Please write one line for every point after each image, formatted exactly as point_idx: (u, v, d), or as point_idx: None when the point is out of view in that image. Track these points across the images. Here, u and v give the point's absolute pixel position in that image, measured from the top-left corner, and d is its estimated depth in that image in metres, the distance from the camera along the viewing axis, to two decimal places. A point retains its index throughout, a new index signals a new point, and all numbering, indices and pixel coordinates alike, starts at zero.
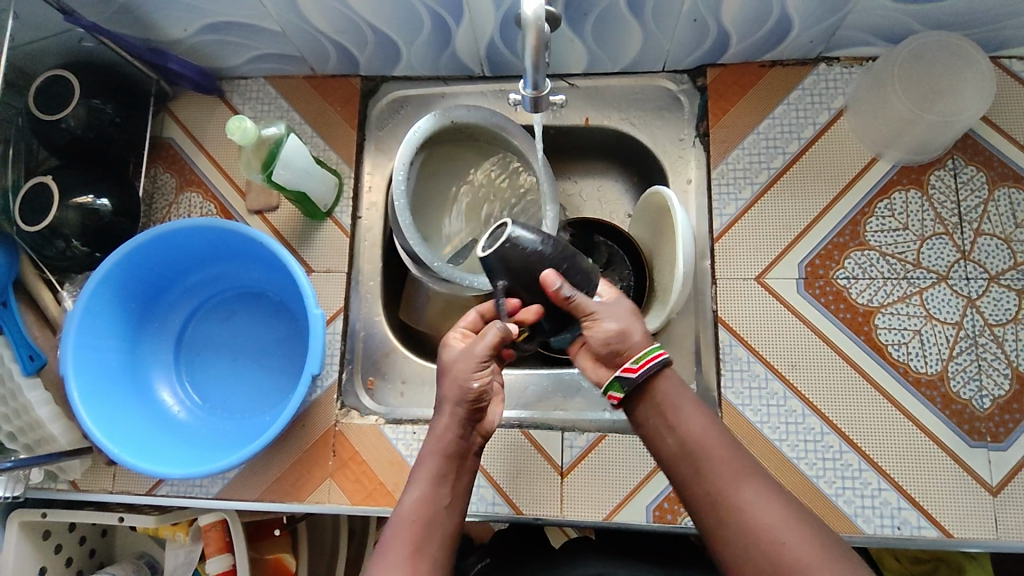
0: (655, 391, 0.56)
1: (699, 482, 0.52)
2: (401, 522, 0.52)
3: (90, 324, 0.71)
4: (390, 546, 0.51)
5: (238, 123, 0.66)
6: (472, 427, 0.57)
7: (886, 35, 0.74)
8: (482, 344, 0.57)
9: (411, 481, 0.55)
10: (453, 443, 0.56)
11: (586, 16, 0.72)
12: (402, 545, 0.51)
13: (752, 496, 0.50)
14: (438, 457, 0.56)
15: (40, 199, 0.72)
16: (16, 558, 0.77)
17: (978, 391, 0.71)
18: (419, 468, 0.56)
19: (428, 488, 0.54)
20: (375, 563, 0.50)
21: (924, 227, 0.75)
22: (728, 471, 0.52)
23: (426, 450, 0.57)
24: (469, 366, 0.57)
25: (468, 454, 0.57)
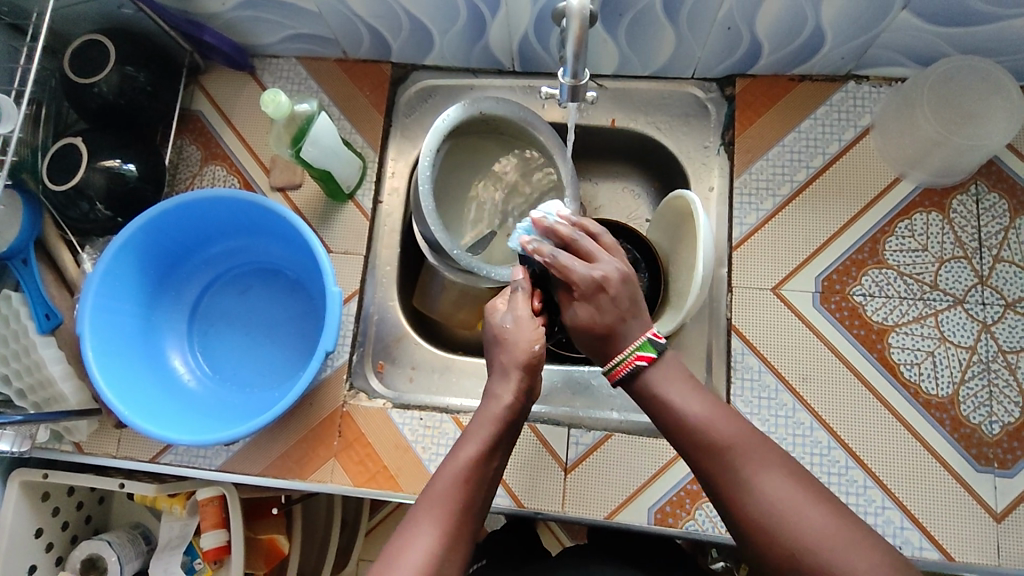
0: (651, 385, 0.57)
1: (709, 468, 0.52)
2: (448, 479, 0.53)
3: (109, 285, 0.71)
4: (430, 499, 0.52)
5: (272, 96, 0.67)
6: (529, 395, 0.59)
7: (918, 56, 0.74)
8: (519, 302, 0.62)
9: (462, 440, 0.56)
10: (510, 414, 0.57)
11: (621, 17, 0.73)
12: (445, 499, 0.51)
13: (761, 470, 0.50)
14: (492, 423, 0.56)
15: (67, 160, 0.72)
16: (15, 517, 0.77)
17: (988, 417, 0.71)
18: (472, 429, 0.56)
19: (480, 449, 0.55)
20: (415, 511, 0.51)
21: (943, 250, 0.75)
22: (736, 454, 0.51)
23: (481, 416, 0.57)
24: (517, 326, 0.60)
25: (520, 422, 0.59)
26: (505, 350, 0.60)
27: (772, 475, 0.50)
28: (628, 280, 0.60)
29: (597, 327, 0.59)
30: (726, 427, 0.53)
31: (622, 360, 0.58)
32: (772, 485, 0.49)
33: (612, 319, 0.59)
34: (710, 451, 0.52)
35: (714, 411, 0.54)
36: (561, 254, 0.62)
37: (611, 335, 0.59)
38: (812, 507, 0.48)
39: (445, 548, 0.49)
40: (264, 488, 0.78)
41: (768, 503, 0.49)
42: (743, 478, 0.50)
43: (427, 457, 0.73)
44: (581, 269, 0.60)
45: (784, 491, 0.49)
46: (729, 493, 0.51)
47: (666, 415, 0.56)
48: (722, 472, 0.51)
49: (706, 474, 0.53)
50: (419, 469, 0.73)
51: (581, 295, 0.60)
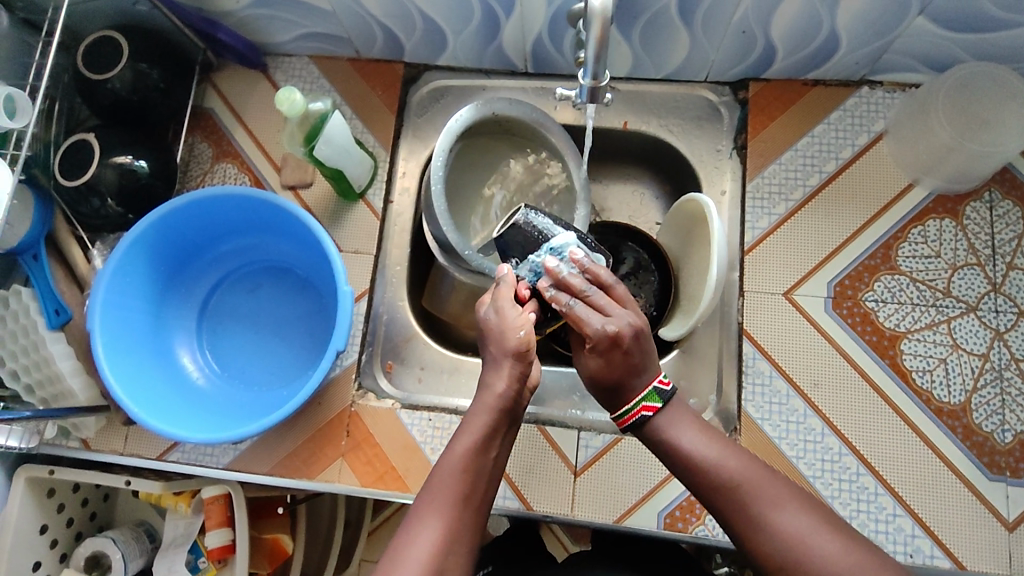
0: (660, 427, 0.58)
1: (722, 505, 0.53)
2: (448, 474, 0.53)
3: (119, 281, 0.71)
4: (432, 495, 0.52)
5: (287, 94, 0.67)
6: (523, 381, 0.58)
7: (932, 62, 0.74)
8: (502, 293, 0.61)
9: (460, 431, 0.56)
10: (507, 402, 0.56)
11: (636, 19, 0.73)
12: (445, 493, 0.52)
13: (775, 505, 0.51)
14: (488, 413, 0.56)
15: (80, 156, 0.72)
16: (20, 512, 0.76)
17: (1000, 425, 0.71)
18: (469, 421, 0.56)
19: (477, 441, 0.54)
20: (417, 508, 0.51)
21: (956, 257, 0.75)
22: (746, 489, 0.52)
23: (477, 405, 0.57)
24: (504, 316, 0.59)
25: (516, 410, 0.58)
26: (493, 339, 0.59)
27: (783, 508, 0.51)
28: (642, 335, 0.58)
29: (609, 377, 0.59)
30: (734, 463, 0.54)
31: (628, 411, 0.58)
32: (785, 521, 0.50)
33: (623, 374, 0.58)
34: (720, 490, 0.53)
35: (721, 449, 0.55)
36: (576, 305, 0.59)
37: (623, 386, 0.59)
38: (823, 537, 0.49)
39: (448, 543, 0.49)
40: (270, 487, 0.78)
41: (781, 537, 0.50)
42: (755, 512, 0.51)
43: (436, 458, 0.73)
44: (595, 322, 0.58)
45: (797, 525, 0.50)
46: (741, 528, 0.52)
47: (674, 456, 0.56)
48: (732, 507, 0.52)
49: (716, 510, 0.54)
50: (427, 470, 0.73)
51: (593, 349, 0.58)
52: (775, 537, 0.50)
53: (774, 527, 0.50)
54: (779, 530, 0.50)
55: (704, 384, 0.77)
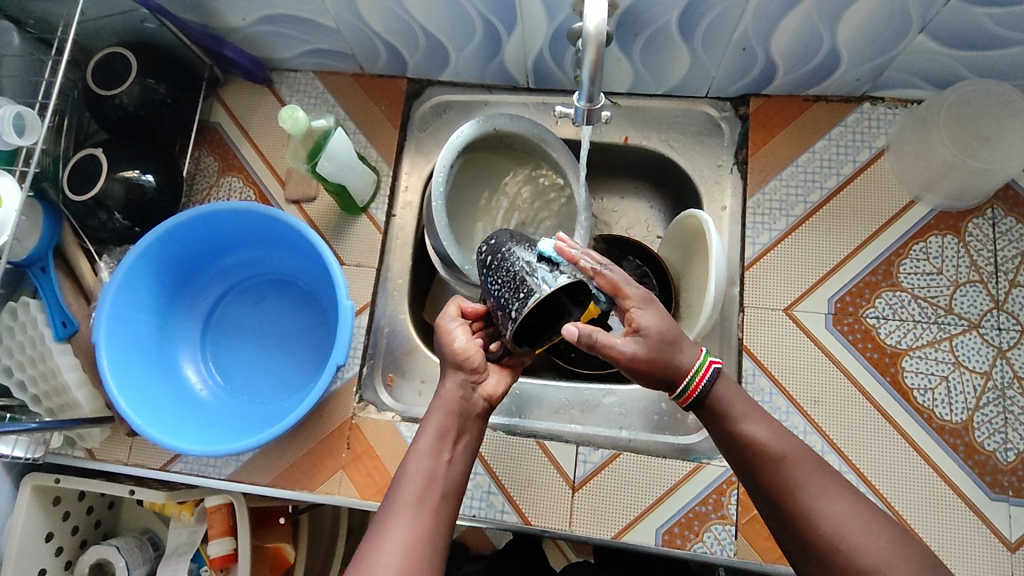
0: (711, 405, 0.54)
1: (772, 480, 0.51)
2: (410, 479, 0.53)
3: (124, 295, 0.72)
4: (396, 497, 0.52)
5: (289, 112, 0.68)
6: (471, 388, 0.58)
7: (934, 79, 0.74)
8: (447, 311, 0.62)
9: (417, 435, 0.56)
10: (457, 401, 0.57)
11: (636, 37, 0.73)
12: (406, 494, 0.52)
13: (824, 495, 0.49)
14: (441, 414, 0.56)
15: (88, 170, 0.74)
16: (26, 520, 0.77)
17: (1002, 444, 0.70)
18: (424, 426, 0.56)
19: (431, 443, 0.55)
20: (381, 514, 0.51)
21: (958, 274, 0.75)
22: (798, 473, 0.50)
23: (431, 408, 0.58)
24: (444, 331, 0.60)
25: (472, 416, 0.58)
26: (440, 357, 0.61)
27: (826, 494, 0.49)
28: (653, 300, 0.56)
29: (671, 336, 0.53)
30: (787, 443, 0.52)
31: (694, 374, 0.53)
32: (833, 506, 0.49)
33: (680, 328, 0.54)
34: (771, 465, 0.51)
35: (773, 428, 0.52)
36: (601, 274, 0.55)
37: (677, 346, 0.53)
38: (866, 528, 0.48)
39: (418, 544, 0.49)
40: (271, 498, 0.78)
41: (829, 522, 0.48)
42: (799, 497, 0.50)
43: None
44: (627, 283, 0.55)
45: (843, 512, 0.49)
46: (785, 509, 0.50)
47: (724, 431, 0.53)
48: (779, 488, 0.50)
49: (757, 485, 0.52)
50: None
51: (638, 306, 0.54)
52: (819, 525, 0.48)
53: (819, 513, 0.49)
54: (822, 515, 0.49)
55: None
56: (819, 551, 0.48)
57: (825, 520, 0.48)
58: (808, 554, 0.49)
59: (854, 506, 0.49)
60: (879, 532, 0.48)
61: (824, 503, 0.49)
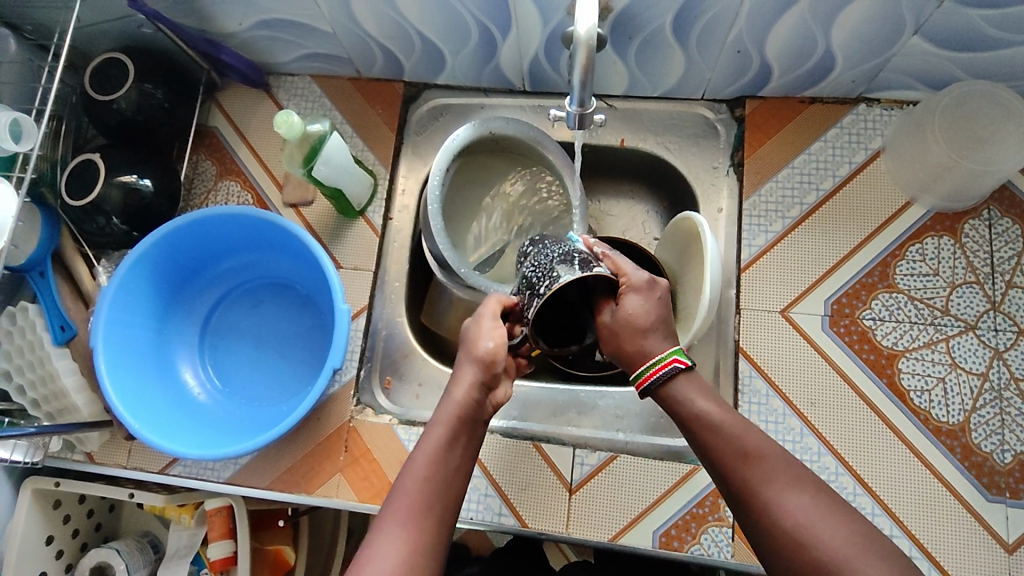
0: (676, 399, 0.55)
1: (734, 476, 0.50)
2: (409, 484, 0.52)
3: (121, 299, 0.72)
4: (395, 503, 0.51)
5: (284, 117, 0.68)
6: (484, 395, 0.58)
7: (930, 80, 0.74)
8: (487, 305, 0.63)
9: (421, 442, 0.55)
10: (466, 409, 0.56)
11: (631, 40, 0.73)
12: (407, 497, 0.51)
13: (785, 491, 0.48)
14: (449, 422, 0.56)
15: (86, 175, 0.74)
16: (27, 523, 0.77)
17: (999, 445, 0.70)
18: (429, 433, 0.56)
19: (438, 451, 0.54)
20: (380, 519, 0.51)
21: (954, 275, 0.75)
22: (760, 466, 0.50)
23: (438, 416, 0.57)
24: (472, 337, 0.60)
25: (478, 424, 0.57)
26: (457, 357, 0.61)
27: (789, 491, 0.48)
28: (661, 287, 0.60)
29: (645, 322, 0.56)
30: (750, 437, 0.51)
31: (655, 364, 0.55)
32: (795, 503, 0.48)
33: (658, 320, 0.57)
34: (733, 460, 0.51)
35: (739, 422, 0.52)
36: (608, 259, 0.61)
37: (649, 333, 0.56)
38: (830, 525, 0.46)
39: (418, 550, 0.49)
40: (269, 501, 0.79)
41: (787, 518, 0.47)
42: (760, 492, 0.49)
43: None
44: (632, 269, 0.60)
45: (806, 510, 0.47)
46: (748, 506, 0.49)
47: (688, 424, 0.54)
48: (741, 484, 0.50)
49: (724, 482, 0.51)
50: None
51: (630, 289, 0.58)
52: (778, 521, 0.47)
53: (783, 507, 0.47)
54: (785, 510, 0.47)
55: None
56: (779, 550, 0.47)
57: (786, 515, 0.47)
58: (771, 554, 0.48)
59: (816, 502, 0.48)
60: (846, 532, 0.46)
61: (788, 499, 0.48)
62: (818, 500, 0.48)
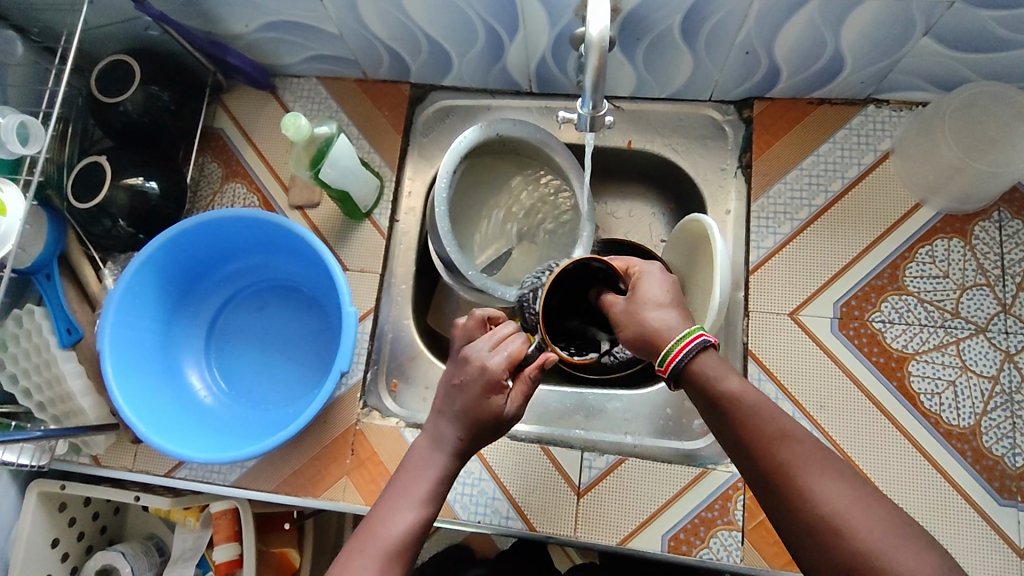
0: (700, 377, 0.50)
1: (766, 460, 0.45)
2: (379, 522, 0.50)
3: (127, 302, 0.72)
4: (362, 542, 0.49)
5: (292, 120, 0.67)
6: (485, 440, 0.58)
7: (939, 81, 0.74)
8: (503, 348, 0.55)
9: (398, 481, 0.53)
10: (449, 451, 0.54)
11: (639, 41, 0.73)
12: (378, 540, 0.49)
13: (822, 476, 0.43)
14: (430, 481, 0.53)
15: (92, 178, 0.74)
16: (32, 527, 0.77)
17: (1010, 449, 0.70)
18: (408, 487, 0.52)
19: (417, 515, 0.51)
20: (344, 557, 0.48)
21: (965, 277, 0.74)
22: (795, 449, 0.45)
23: (417, 454, 0.55)
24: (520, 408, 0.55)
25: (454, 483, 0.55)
26: (478, 424, 0.54)
27: (826, 475, 0.43)
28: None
29: (668, 300, 0.55)
30: (782, 418, 0.47)
31: (679, 341, 0.51)
32: (832, 489, 0.43)
33: (676, 299, 0.56)
34: (765, 442, 0.46)
35: (768, 402, 0.48)
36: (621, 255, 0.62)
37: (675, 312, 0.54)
38: (871, 510, 0.41)
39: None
40: (275, 504, 0.78)
41: (824, 505, 0.42)
42: (795, 476, 0.44)
43: None
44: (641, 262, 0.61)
45: (843, 496, 0.42)
46: (782, 493, 0.44)
47: (714, 405, 0.49)
48: (772, 468, 0.45)
49: (753, 468, 0.46)
50: None
51: (644, 274, 0.58)
52: (815, 508, 0.42)
53: (819, 492, 0.43)
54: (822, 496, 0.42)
55: None
56: (817, 539, 0.42)
57: (823, 502, 0.42)
58: (807, 547, 0.42)
59: (854, 487, 0.43)
60: (890, 520, 0.41)
61: (825, 485, 0.43)
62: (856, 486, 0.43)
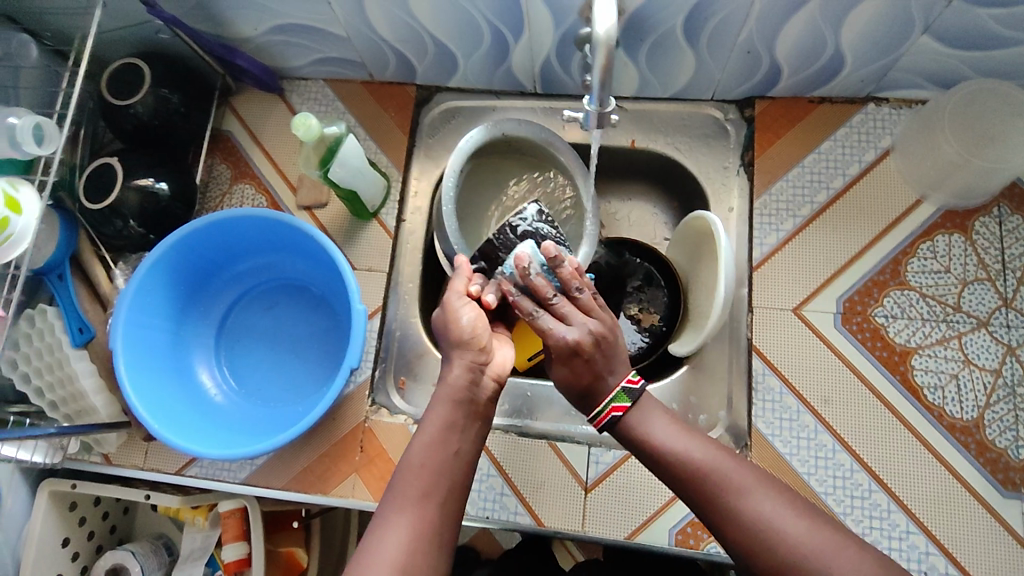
0: (626, 431, 0.58)
1: (695, 491, 0.53)
2: (410, 466, 0.53)
3: (140, 302, 0.73)
4: (399, 489, 0.52)
5: (303, 120, 0.69)
6: (479, 371, 0.59)
7: (938, 79, 0.75)
8: (453, 288, 0.64)
9: (422, 424, 0.56)
10: (461, 390, 0.57)
11: (642, 41, 0.74)
12: (414, 485, 0.52)
13: (747, 494, 0.51)
14: (447, 404, 0.57)
15: (103, 179, 0.75)
16: (43, 526, 0.77)
17: (1014, 441, 0.70)
18: (430, 415, 0.57)
19: (438, 434, 0.55)
20: (385, 506, 0.52)
21: (965, 272, 0.75)
22: (714, 476, 0.52)
23: (437, 397, 0.58)
24: (452, 308, 0.62)
25: (481, 402, 0.58)
26: (462, 341, 0.60)
27: (751, 493, 0.51)
28: (604, 341, 0.59)
29: (575, 389, 0.60)
30: (701, 451, 0.54)
31: (600, 411, 0.58)
32: (756, 504, 0.50)
33: (586, 383, 0.59)
34: (691, 477, 0.53)
35: (687, 438, 0.56)
36: (541, 314, 0.61)
37: (589, 393, 0.59)
38: (790, 518, 0.50)
39: (424, 535, 0.50)
40: (285, 501, 0.79)
41: (750, 520, 0.50)
42: (723, 498, 0.51)
43: None
44: (555, 330, 0.59)
45: (768, 508, 0.50)
46: (715, 518, 0.52)
47: (645, 451, 0.56)
48: (702, 496, 0.52)
49: (688, 499, 0.54)
50: None
51: (558, 358, 0.60)
52: (744, 522, 0.50)
53: (744, 509, 0.50)
54: (749, 513, 0.50)
55: (714, 400, 0.77)
56: (750, 549, 0.49)
57: (750, 516, 0.50)
58: (745, 559, 0.50)
59: (777, 498, 0.51)
60: (807, 524, 0.49)
61: (750, 502, 0.51)
62: (777, 498, 0.51)
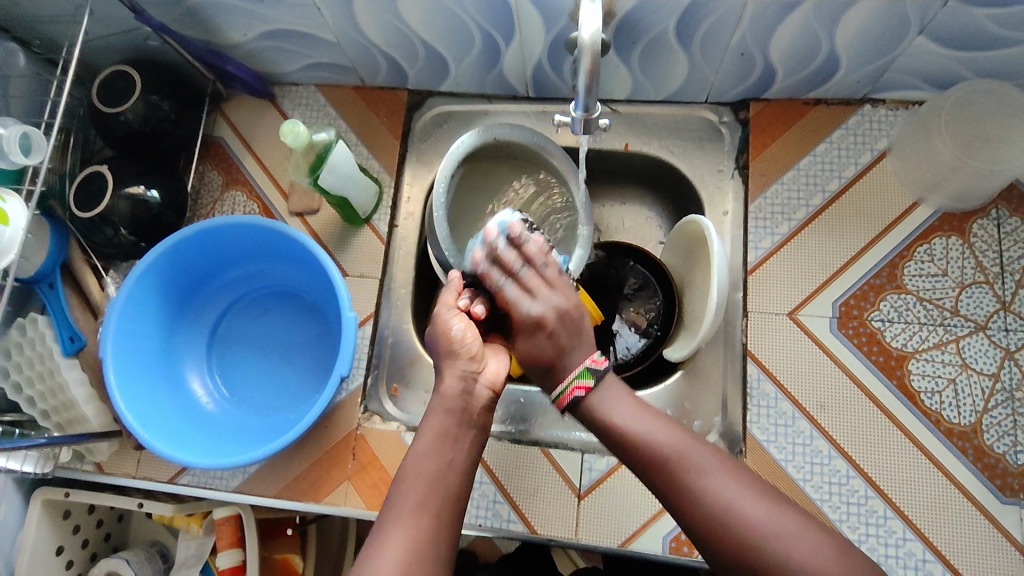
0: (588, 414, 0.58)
1: (658, 474, 0.53)
2: (408, 478, 0.53)
3: (131, 311, 0.73)
4: (397, 500, 0.52)
5: (291, 126, 0.68)
6: (472, 381, 0.60)
7: (934, 80, 0.74)
8: (443, 300, 0.64)
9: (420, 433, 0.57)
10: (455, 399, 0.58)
11: (635, 45, 0.73)
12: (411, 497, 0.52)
13: (709, 477, 0.52)
14: (441, 414, 0.57)
15: (93, 187, 0.74)
16: (36, 536, 0.77)
17: (1012, 446, 0.69)
18: (426, 425, 0.57)
19: (435, 443, 0.55)
20: (383, 518, 0.51)
21: (963, 275, 0.74)
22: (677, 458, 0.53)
23: (433, 407, 0.58)
24: (441, 321, 0.62)
25: (474, 411, 0.58)
26: (452, 352, 0.60)
27: (713, 476, 0.52)
28: (567, 316, 0.62)
29: (540, 366, 0.62)
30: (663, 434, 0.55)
31: (563, 390, 0.59)
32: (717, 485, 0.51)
33: (550, 358, 0.61)
34: (654, 459, 0.54)
35: (650, 421, 0.56)
36: (507, 285, 0.64)
37: (552, 368, 0.61)
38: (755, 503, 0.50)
39: (421, 546, 0.49)
40: (279, 510, 0.79)
41: (713, 502, 0.50)
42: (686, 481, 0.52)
43: None
44: (519, 303, 0.63)
45: (729, 490, 0.51)
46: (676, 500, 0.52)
47: (608, 433, 0.57)
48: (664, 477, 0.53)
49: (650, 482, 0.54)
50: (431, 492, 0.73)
51: (522, 330, 0.62)
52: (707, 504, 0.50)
53: (702, 489, 0.51)
54: (710, 496, 0.51)
55: (708, 406, 0.76)
56: (712, 533, 0.50)
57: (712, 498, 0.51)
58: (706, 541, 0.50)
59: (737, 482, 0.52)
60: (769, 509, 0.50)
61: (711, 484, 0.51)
62: (739, 481, 0.52)
